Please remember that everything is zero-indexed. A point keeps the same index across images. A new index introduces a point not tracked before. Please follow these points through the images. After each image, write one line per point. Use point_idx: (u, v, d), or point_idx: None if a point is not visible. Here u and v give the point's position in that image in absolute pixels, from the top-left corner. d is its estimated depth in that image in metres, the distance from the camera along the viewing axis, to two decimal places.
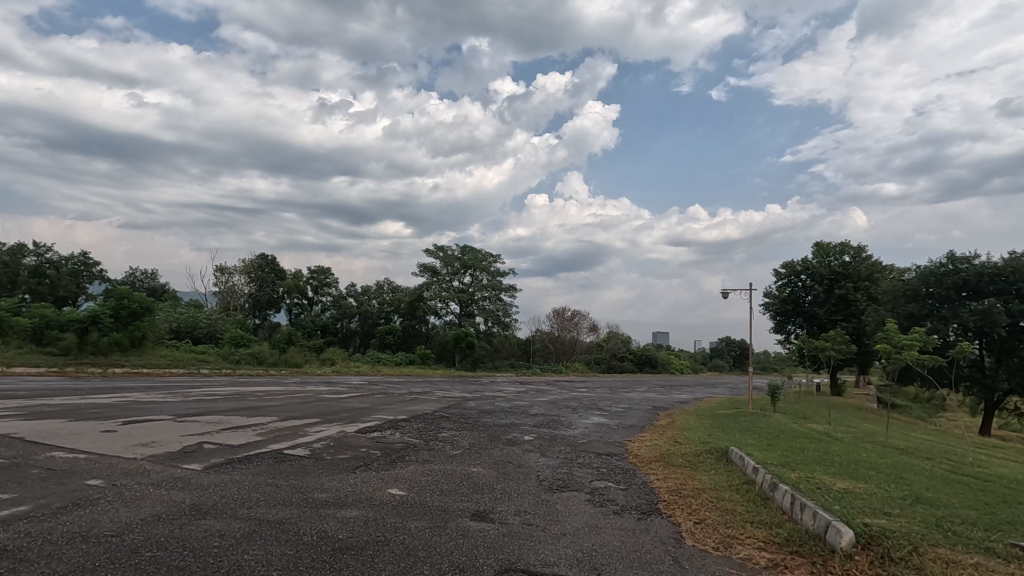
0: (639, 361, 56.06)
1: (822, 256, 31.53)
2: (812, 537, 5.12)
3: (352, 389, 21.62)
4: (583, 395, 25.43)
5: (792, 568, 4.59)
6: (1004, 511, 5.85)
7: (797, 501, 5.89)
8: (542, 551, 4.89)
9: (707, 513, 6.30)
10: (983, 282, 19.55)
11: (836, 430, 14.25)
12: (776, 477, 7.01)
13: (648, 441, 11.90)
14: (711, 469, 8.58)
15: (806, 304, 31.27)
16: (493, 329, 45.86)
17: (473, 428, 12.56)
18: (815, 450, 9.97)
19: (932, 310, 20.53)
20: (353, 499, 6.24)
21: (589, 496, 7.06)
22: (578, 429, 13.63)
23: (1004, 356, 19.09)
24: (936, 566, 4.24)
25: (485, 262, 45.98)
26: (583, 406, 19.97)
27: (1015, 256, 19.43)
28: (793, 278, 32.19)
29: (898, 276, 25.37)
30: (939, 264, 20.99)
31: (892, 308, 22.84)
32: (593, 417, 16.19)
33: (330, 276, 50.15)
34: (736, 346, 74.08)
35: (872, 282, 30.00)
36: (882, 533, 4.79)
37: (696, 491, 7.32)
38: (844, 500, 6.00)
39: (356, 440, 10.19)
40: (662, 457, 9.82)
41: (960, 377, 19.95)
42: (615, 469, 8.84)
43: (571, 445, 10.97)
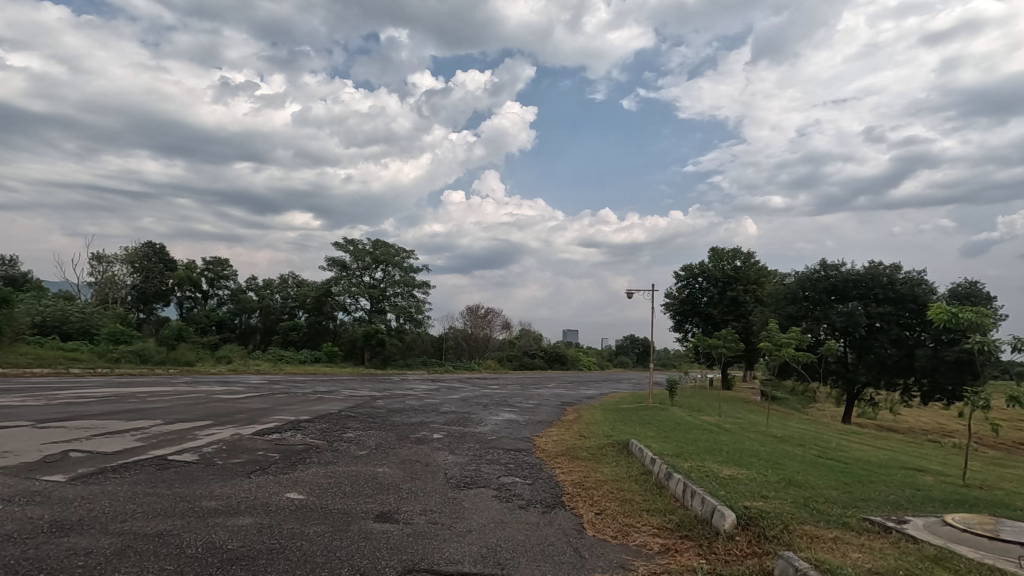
0: (549, 358, 57.49)
1: (717, 260, 33.98)
2: (700, 522, 5.52)
3: (251, 389, 20.30)
4: (494, 392, 25.66)
5: (682, 551, 4.91)
6: (859, 489, 6.62)
7: (688, 488, 6.32)
8: (447, 549, 4.86)
9: (607, 503, 6.58)
10: (849, 287, 22.00)
11: (725, 421, 15.36)
12: (670, 467, 7.47)
13: (556, 435, 12.22)
14: (613, 461, 8.99)
15: (703, 305, 33.60)
16: (405, 326, 44.98)
17: (381, 427, 12.26)
18: (706, 440, 10.73)
19: (807, 311, 22.82)
20: (247, 506, 5.85)
21: (496, 492, 7.14)
22: (488, 426, 13.73)
23: (864, 353, 21.58)
24: (802, 541, 4.68)
25: (398, 257, 44.82)
26: (494, 402, 20.11)
27: (874, 265, 22.03)
28: (692, 280, 34.43)
29: (780, 280, 27.89)
30: (815, 271, 23.35)
31: (775, 309, 25.12)
32: (504, 414, 16.36)
33: (228, 267, 46.73)
34: (640, 344, 78.23)
35: (759, 285, 32.78)
36: (759, 515, 5.25)
37: (598, 483, 7.62)
38: (729, 485, 6.52)
39: (253, 443, 9.57)
40: (568, 451, 10.15)
41: (828, 372, 22.29)
42: (522, 465, 8.99)
43: (481, 442, 11.02)
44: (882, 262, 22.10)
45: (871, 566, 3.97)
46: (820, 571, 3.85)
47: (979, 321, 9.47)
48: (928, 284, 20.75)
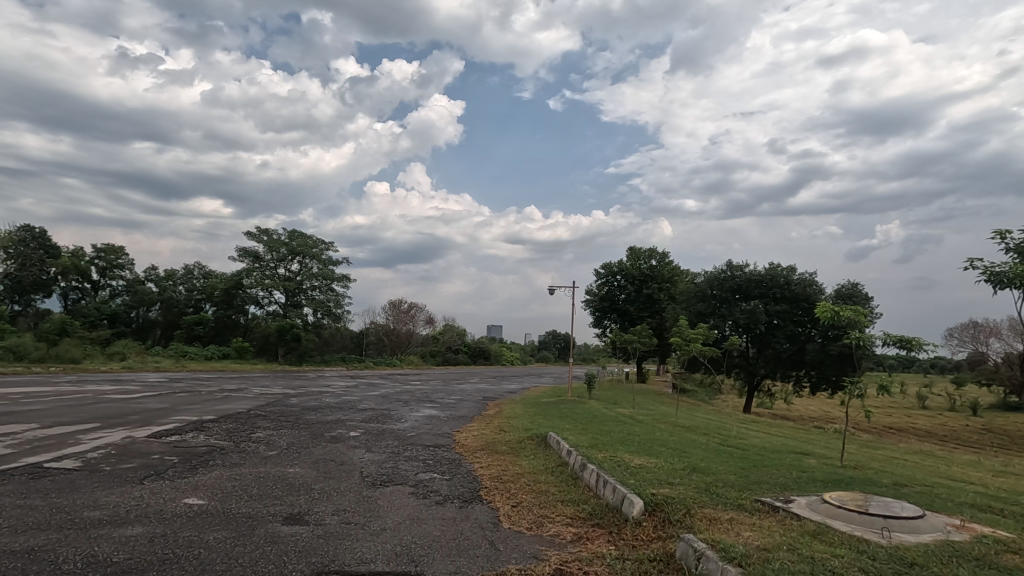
0: (473, 354, 57.55)
1: (635, 259, 35.47)
2: (611, 509, 5.76)
3: (147, 387, 18.69)
4: (416, 388, 25.30)
5: (593, 539, 5.09)
6: (754, 473, 7.17)
7: (601, 477, 6.56)
8: (359, 549, 4.74)
9: (524, 496, 6.68)
10: (751, 286, 23.69)
11: (639, 413, 16.10)
12: (585, 458, 7.72)
13: (476, 430, 12.24)
14: (532, 454, 9.16)
15: (620, 301, 34.96)
16: (323, 321, 43.26)
17: (294, 426, 11.71)
18: (620, 431, 11.17)
19: (715, 309, 24.37)
20: (137, 514, 5.39)
21: (413, 489, 7.04)
22: (408, 422, 13.52)
23: (763, 347, 23.36)
24: (701, 523, 4.97)
25: (316, 249, 43.01)
26: (415, 399, 19.79)
27: (773, 267, 23.87)
28: (611, 277, 35.68)
29: (692, 279, 29.60)
30: (722, 271, 24.94)
31: (686, 306, 26.61)
32: (424, 410, 16.18)
33: (123, 256, 42.77)
34: (562, 339, 80.22)
35: (672, 283, 34.55)
36: (665, 501, 5.56)
37: (516, 476, 7.73)
38: (639, 474, 6.83)
39: (147, 446, 8.83)
40: (488, 446, 10.20)
41: (731, 365, 23.93)
42: (440, 461, 8.93)
43: (399, 439, 10.81)
44: (780, 264, 24.00)
45: (760, 543, 4.30)
46: (716, 551, 4.12)
47: (856, 319, 10.53)
48: (818, 285, 22.81)
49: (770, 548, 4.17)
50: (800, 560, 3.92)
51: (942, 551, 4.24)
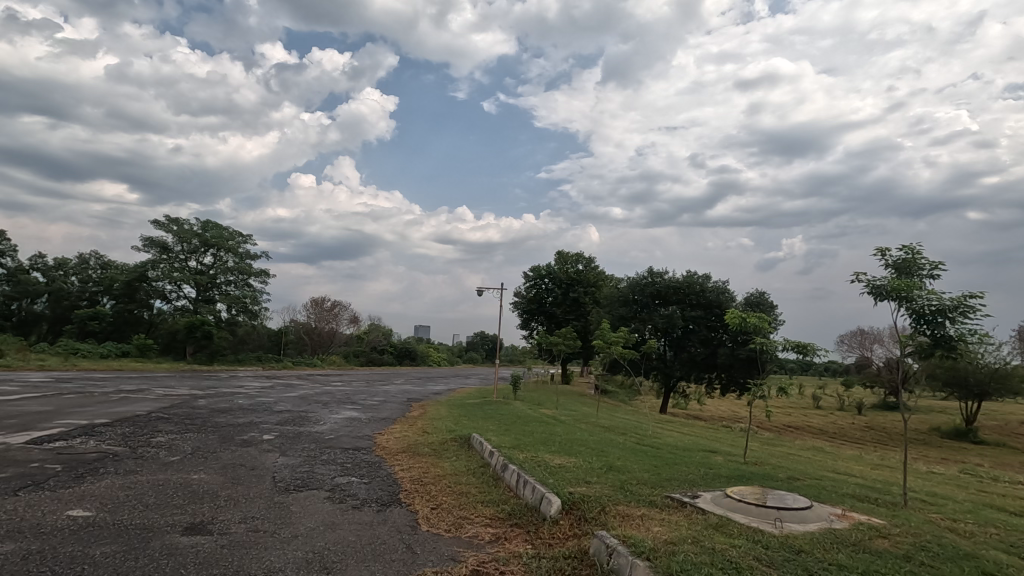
0: (398, 354, 56.46)
1: (562, 263, 36.25)
2: (529, 509, 5.85)
3: (26, 388, 16.79)
4: (338, 389, 24.41)
5: (511, 539, 5.16)
6: (665, 470, 7.55)
7: (521, 478, 6.65)
8: (267, 558, 4.52)
9: (443, 498, 6.63)
10: (670, 292, 24.88)
11: (561, 413, 16.49)
12: (507, 458, 7.79)
13: (398, 432, 12.01)
14: (454, 456, 9.12)
15: (547, 304, 35.62)
16: (238, 318, 40.83)
17: (201, 430, 10.98)
18: (542, 431, 11.38)
19: (636, 313, 25.39)
20: (9, 529, 4.85)
21: (328, 493, 6.80)
22: (326, 424, 13.05)
23: (678, 350, 24.62)
24: (615, 520, 5.16)
25: (232, 242, 40.54)
26: (335, 400, 19.15)
27: (690, 274, 25.22)
28: (539, 280, 36.24)
29: (616, 284, 30.67)
30: (643, 277, 26.05)
31: (609, 310, 27.54)
32: (345, 412, 15.65)
33: (4, 241, 38.21)
34: (489, 340, 80.47)
35: (597, 288, 35.61)
36: (581, 499, 5.72)
37: (437, 478, 7.66)
38: (558, 474, 6.99)
39: (25, 453, 7.96)
40: (409, 448, 10.06)
41: (650, 367, 25.04)
42: (359, 463, 8.69)
43: (316, 442, 10.41)
44: (697, 272, 25.37)
45: (667, 537, 4.53)
46: (627, 546, 4.29)
47: (761, 326, 11.33)
48: (729, 293, 24.37)
49: (676, 542, 4.39)
50: (702, 552, 4.17)
51: (824, 539, 4.65)
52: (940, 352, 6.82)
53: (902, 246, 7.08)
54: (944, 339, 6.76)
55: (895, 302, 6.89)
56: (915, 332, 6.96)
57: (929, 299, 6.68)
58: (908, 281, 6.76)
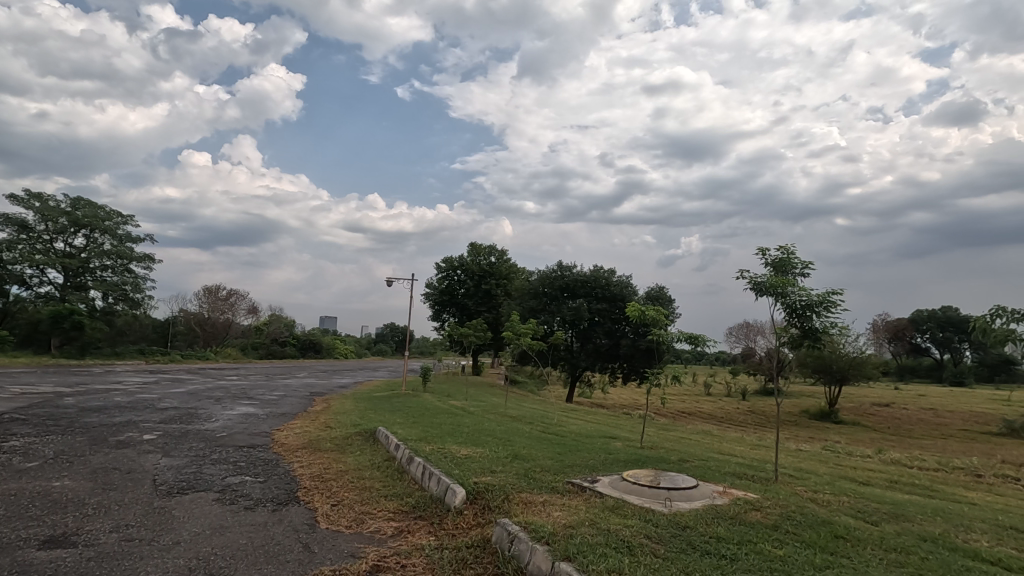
0: (301, 346, 53.90)
1: (475, 255, 36.28)
2: (434, 501, 5.84)
3: None
4: (232, 383, 22.85)
5: (414, 532, 5.13)
6: (568, 457, 7.83)
7: (427, 470, 6.59)
8: (141, 569, 4.15)
9: (345, 494, 6.44)
10: (578, 286, 25.69)
11: (470, 405, 16.57)
12: (413, 451, 7.71)
13: (299, 428, 11.46)
14: (358, 450, 8.86)
15: (459, 296, 35.57)
16: (116, 306, 36.96)
17: (67, 431, 9.81)
18: (450, 423, 11.35)
19: (545, 305, 26.02)
20: None
21: (219, 495, 6.35)
22: (219, 421, 12.19)
23: (584, 341, 25.57)
24: (517, 507, 5.28)
25: (109, 222, 36.49)
26: (228, 395, 17.92)
27: (597, 269, 26.16)
28: (451, 271, 36.02)
29: (527, 276, 31.19)
30: (553, 270, 26.72)
31: (520, 302, 27.99)
32: (240, 408, 14.70)
33: None
34: (399, 332, 78.95)
35: (509, 280, 36.01)
36: (486, 488, 5.79)
37: (338, 474, 7.40)
38: (463, 464, 7.01)
39: None
40: (311, 443, 9.64)
41: (557, 358, 25.80)
42: (254, 462, 8.19)
43: (206, 441, 9.68)
44: (603, 267, 26.40)
45: (567, 521, 4.71)
46: (527, 532, 4.40)
47: (658, 318, 12.05)
48: (632, 287, 25.61)
49: (574, 525, 4.58)
50: (598, 533, 4.37)
51: (707, 515, 5.06)
52: (808, 342, 7.62)
53: (779, 246, 7.79)
54: (811, 331, 7.57)
55: (773, 297, 7.60)
56: (788, 325, 7.73)
57: (799, 295, 7.44)
58: (784, 278, 7.48)
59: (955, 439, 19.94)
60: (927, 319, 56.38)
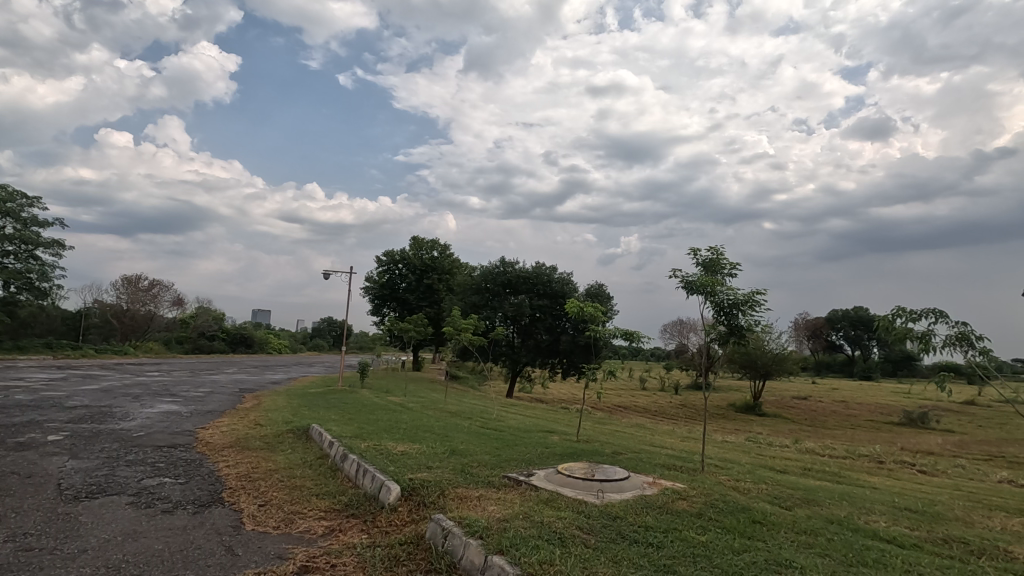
0: (231, 341, 51.30)
1: (417, 249, 35.78)
2: (367, 498, 5.73)
3: None
4: (153, 380, 21.44)
5: (345, 530, 5.01)
6: (506, 451, 7.90)
7: (361, 467, 6.45)
8: None
9: (274, 493, 6.20)
10: (520, 282, 25.86)
11: (409, 400, 16.34)
12: (347, 448, 7.52)
13: (226, 426, 10.91)
14: (289, 448, 8.55)
15: (400, 290, 34.97)
16: (20, 296, 33.75)
17: None
18: (387, 419, 11.14)
19: (487, 301, 26.05)
20: None
21: (133, 498, 5.94)
22: (136, 420, 11.41)
23: (525, 337, 25.77)
24: (453, 502, 5.27)
25: (12, 204, 33.27)
26: (148, 392, 16.80)
27: (539, 265, 26.42)
28: (392, 265, 35.34)
29: (469, 272, 31.08)
30: (495, 266, 26.76)
31: (462, 298, 27.88)
32: (161, 405, 13.82)
33: None
34: (337, 327, 76.78)
35: (451, 275, 35.75)
36: (421, 484, 5.74)
37: (266, 473, 7.11)
38: (399, 461, 6.91)
39: None
40: (238, 442, 9.21)
41: (498, 353, 25.89)
42: (174, 463, 7.72)
43: (120, 441, 9.04)
44: (545, 264, 26.66)
45: (501, 515, 4.75)
46: (462, 527, 4.40)
47: (596, 315, 12.33)
48: (573, 284, 26.04)
49: (508, 518, 4.62)
50: (531, 526, 4.43)
51: (637, 505, 5.24)
52: (733, 339, 8.03)
53: (710, 248, 8.15)
54: (737, 328, 7.97)
55: (703, 295, 7.94)
56: (715, 322, 8.11)
57: (727, 294, 7.82)
58: (713, 278, 7.84)
59: (863, 429, 21.63)
60: (842, 318, 60.76)
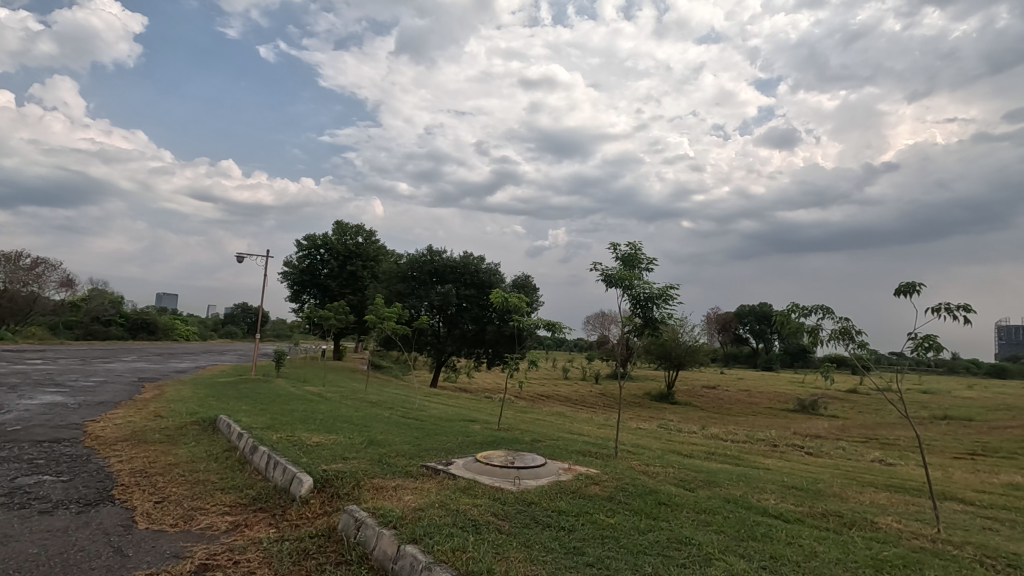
0: (130, 327, 47.22)
1: (340, 234, 34.52)
2: (277, 491, 5.50)
3: None
4: (34, 368, 19.34)
5: (251, 526, 4.79)
6: (425, 441, 7.84)
7: (271, 460, 6.17)
8: None
9: (173, 489, 5.81)
10: (447, 271, 25.65)
11: (328, 390, 15.81)
12: (257, 440, 7.17)
13: (120, 418, 10.04)
14: (193, 441, 8.01)
15: (322, 276, 33.63)
16: None
17: None
18: (303, 410, 10.73)
19: (413, 289, 25.65)
20: None
21: (3, 499, 5.34)
22: (12, 412, 10.24)
23: (451, 327, 25.62)
24: (368, 493, 5.16)
25: None
26: (28, 382, 15.12)
27: (466, 255, 26.30)
28: (313, 250, 33.87)
29: (395, 259, 30.42)
30: (423, 254, 26.37)
31: (387, 285, 27.27)
32: (44, 397, 12.50)
33: None
34: (253, 313, 72.78)
35: (376, 262, 34.85)
36: (336, 475, 5.59)
37: (166, 468, 6.63)
38: (313, 452, 6.67)
39: None
40: (134, 435, 8.51)
41: (423, 342, 25.59)
42: (57, 459, 7.02)
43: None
44: (472, 253, 26.56)
45: (417, 504, 4.72)
46: (375, 517, 4.33)
47: (520, 305, 12.46)
48: (500, 275, 26.19)
49: (424, 507, 4.61)
50: (446, 514, 4.45)
51: (551, 491, 5.39)
52: (648, 330, 8.40)
53: (629, 243, 8.45)
54: (651, 320, 8.35)
55: (622, 289, 8.24)
56: (632, 315, 8.45)
57: (643, 287, 8.17)
58: (631, 271, 8.17)
59: (763, 416, 23.45)
60: (749, 313, 65.32)
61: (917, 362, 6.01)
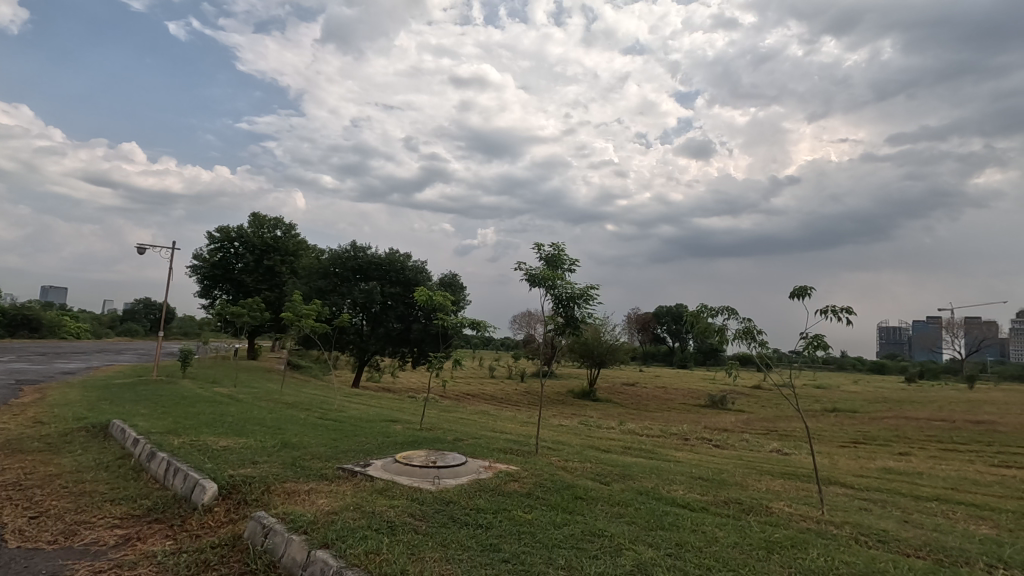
0: (8, 324, 42.19)
1: (257, 227, 32.77)
2: (176, 500, 5.13)
3: None
4: None
5: (144, 539, 4.43)
6: (343, 443, 7.62)
7: (170, 467, 5.74)
8: None
9: (54, 502, 5.26)
10: (372, 268, 25.02)
11: (240, 391, 14.93)
12: (155, 446, 6.64)
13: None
14: (79, 449, 7.28)
15: (236, 271, 31.72)
16: None
17: None
18: (210, 413, 10.05)
19: (335, 286, 24.79)
20: None
21: None
22: None
23: (375, 325, 24.97)
24: (278, 498, 4.92)
25: None
26: None
27: (392, 252, 25.76)
28: (227, 243, 31.87)
29: (317, 254, 29.28)
30: (346, 250, 25.56)
31: (306, 282, 26.14)
32: None
33: None
34: (156, 309, 67.30)
35: (296, 257, 33.39)
36: (243, 481, 5.29)
37: (44, 479, 5.99)
38: (219, 457, 6.27)
39: None
40: (6, 444, 7.60)
41: (345, 341, 24.78)
42: None
43: None
44: (398, 250, 26.04)
45: (330, 507, 4.57)
46: (285, 523, 4.14)
47: (444, 304, 12.36)
48: (426, 273, 25.87)
49: (338, 511, 4.47)
50: (361, 516, 4.34)
51: (471, 489, 5.40)
52: (569, 330, 8.60)
53: (553, 244, 8.62)
54: (573, 319, 8.56)
55: (545, 288, 8.39)
56: (554, 314, 8.61)
57: (565, 288, 8.37)
58: (554, 272, 8.34)
59: (676, 411, 24.72)
60: (666, 314, 68.70)
61: (808, 360, 6.58)
